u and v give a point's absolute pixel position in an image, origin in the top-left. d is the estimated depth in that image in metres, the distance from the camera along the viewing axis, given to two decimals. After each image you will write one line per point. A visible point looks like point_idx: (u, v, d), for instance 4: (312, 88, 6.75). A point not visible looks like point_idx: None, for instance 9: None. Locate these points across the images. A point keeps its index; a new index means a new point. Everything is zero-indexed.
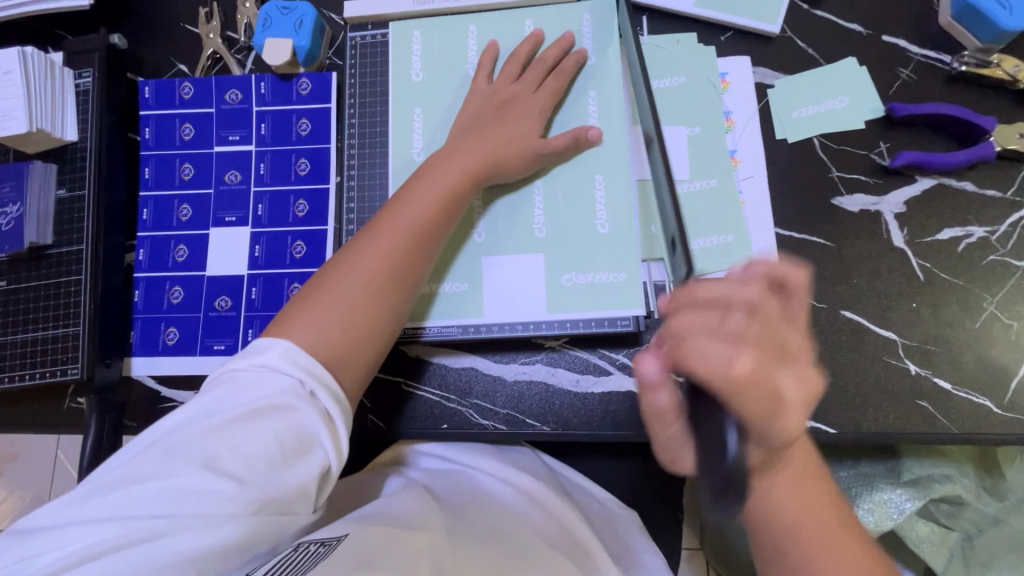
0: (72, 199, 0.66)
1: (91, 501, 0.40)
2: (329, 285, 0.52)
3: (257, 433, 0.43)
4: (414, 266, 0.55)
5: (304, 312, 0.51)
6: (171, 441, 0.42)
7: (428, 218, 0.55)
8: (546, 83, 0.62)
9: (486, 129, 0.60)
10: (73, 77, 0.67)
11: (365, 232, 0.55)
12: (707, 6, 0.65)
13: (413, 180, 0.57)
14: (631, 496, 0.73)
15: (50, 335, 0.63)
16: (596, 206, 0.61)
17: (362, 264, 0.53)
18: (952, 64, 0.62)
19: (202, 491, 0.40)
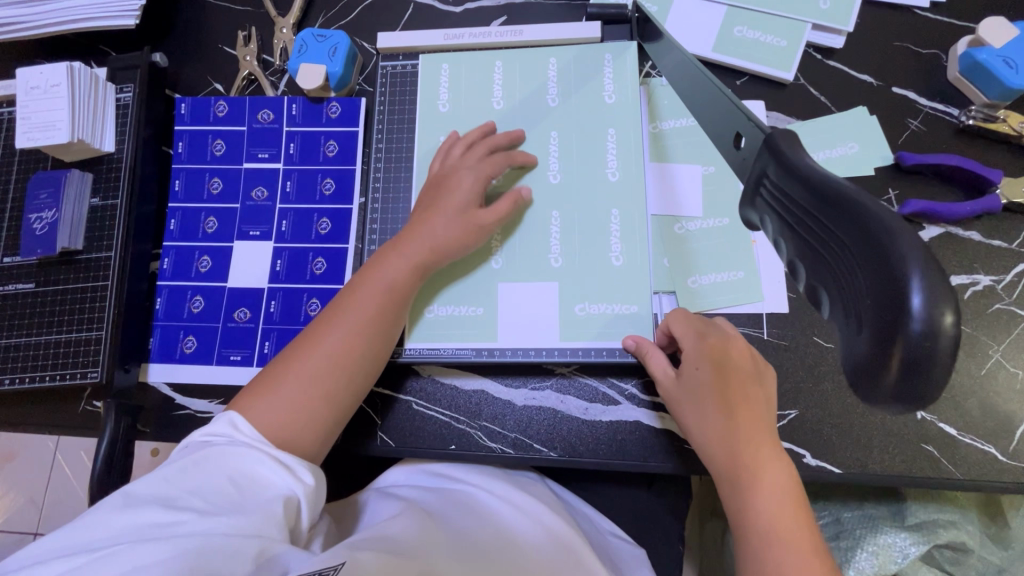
0: (105, 207, 0.68)
1: (57, 539, 0.41)
2: (272, 381, 0.53)
3: (212, 474, 0.45)
4: (360, 360, 0.55)
5: (246, 407, 0.51)
6: (131, 488, 0.44)
7: (376, 312, 0.56)
8: (490, 159, 0.63)
9: (433, 209, 0.60)
10: (115, 91, 0.70)
11: (313, 326, 0.56)
12: (724, 52, 0.68)
13: (369, 265, 0.59)
14: (634, 527, 0.72)
15: (74, 338, 0.65)
16: (611, 239, 0.63)
17: (306, 359, 0.53)
18: (960, 117, 0.65)
19: (162, 523, 0.42)
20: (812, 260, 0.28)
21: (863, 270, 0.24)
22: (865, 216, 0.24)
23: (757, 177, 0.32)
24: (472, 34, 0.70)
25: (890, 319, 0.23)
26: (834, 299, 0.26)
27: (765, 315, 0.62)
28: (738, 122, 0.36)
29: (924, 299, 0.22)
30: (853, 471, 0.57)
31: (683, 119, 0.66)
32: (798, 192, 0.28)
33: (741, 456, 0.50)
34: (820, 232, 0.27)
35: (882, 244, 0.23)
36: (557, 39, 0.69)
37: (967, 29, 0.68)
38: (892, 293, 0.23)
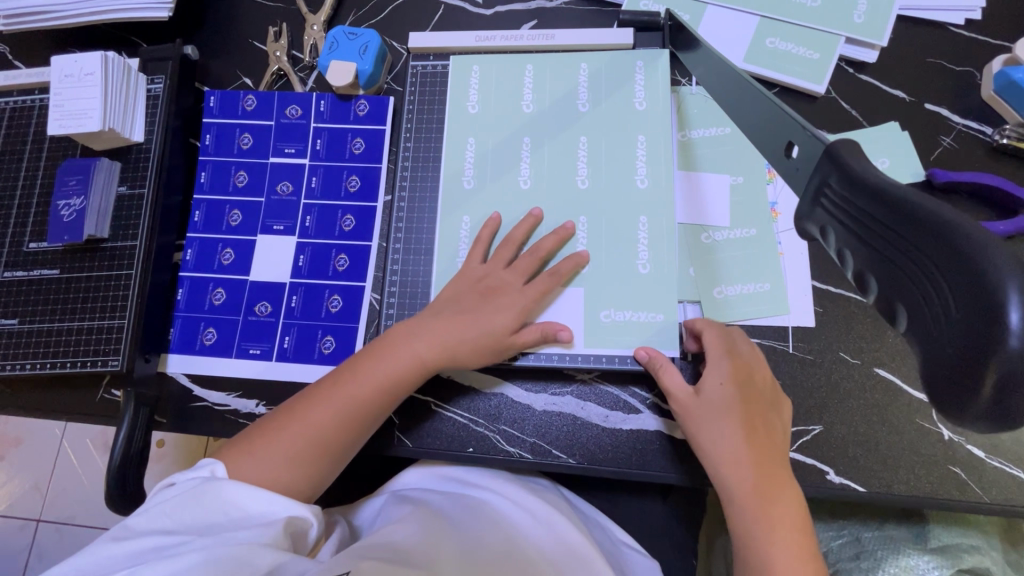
0: (132, 196, 0.68)
1: (72, 563, 0.45)
2: (260, 443, 0.53)
3: (202, 506, 0.47)
4: (342, 446, 0.55)
5: (232, 460, 0.52)
6: (131, 519, 0.47)
7: (374, 399, 0.56)
8: (539, 278, 0.61)
9: (462, 312, 0.60)
10: (146, 82, 0.71)
11: (309, 394, 0.56)
12: (756, 62, 0.68)
13: (381, 344, 0.59)
14: (649, 538, 0.71)
15: (95, 326, 0.65)
16: (639, 246, 0.63)
17: (291, 432, 0.54)
18: (994, 136, 0.64)
19: (166, 547, 0.45)
20: (888, 275, 0.27)
21: (951, 289, 0.23)
22: (954, 234, 0.23)
23: (816, 188, 0.32)
24: (503, 37, 0.70)
25: (983, 338, 0.22)
26: (912, 318, 0.26)
27: (791, 328, 0.61)
28: (791, 131, 0.36)
29: (1022, 317, 0.21)
30: (877, 491, 0.56)
31: (713, 128, 0.66)
32: (873, 208, 0.27)
33: (758, 478, 0.50)
34: (900, 250, 0.26)
35: (972, 262, 0.23)
36: (589, 44, 0.69)
37: (1002, 47, 0.67)
38: (986, 310, 0.22)
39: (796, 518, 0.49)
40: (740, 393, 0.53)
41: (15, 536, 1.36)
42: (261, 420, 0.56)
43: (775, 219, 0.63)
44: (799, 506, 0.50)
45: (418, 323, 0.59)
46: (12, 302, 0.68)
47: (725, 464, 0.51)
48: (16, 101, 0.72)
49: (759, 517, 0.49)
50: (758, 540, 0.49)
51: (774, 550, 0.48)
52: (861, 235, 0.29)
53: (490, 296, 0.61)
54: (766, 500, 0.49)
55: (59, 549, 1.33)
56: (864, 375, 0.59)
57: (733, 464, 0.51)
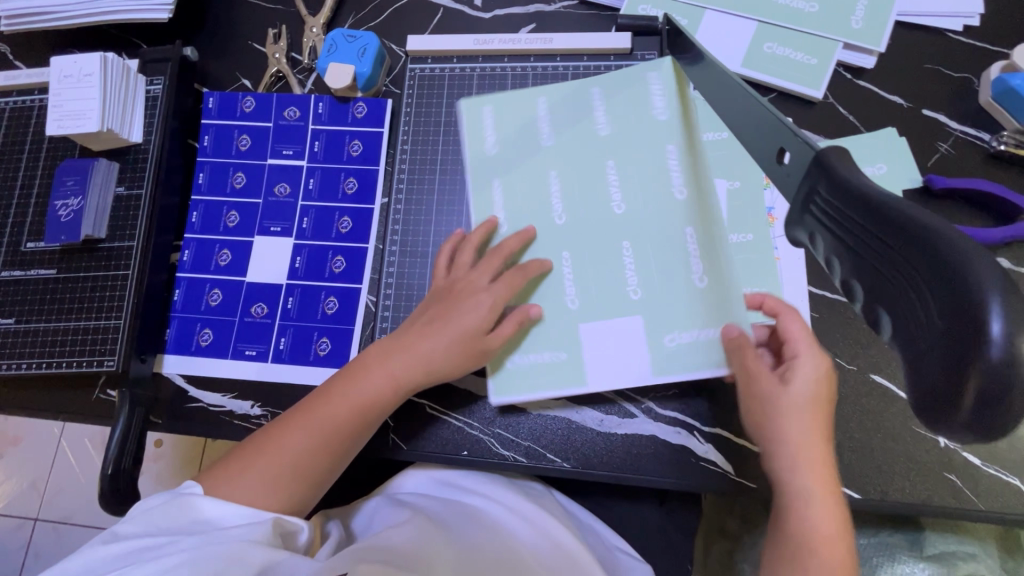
0: (130, 196, 0.69)
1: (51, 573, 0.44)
2: (235, 472, 0.52)
3: (193, 512, 0.48)
4: (315, 475, 0.54)
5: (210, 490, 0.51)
6: (118, 527, 0.47)
7: (348, 421, 0.55)
8: (505, 276, 0.59)
9: (430, 322, 0.58)
10: (145, 83, 0.71)
11: (285, 417, 0.55)
12: (754, 67, 0.68)
13: (354, 366, 0.57)
14: (644, 543, 0.71)
15: (91, 326, 0.65)
16: None
17: (266, 462, 0.52)
18: (991, 142, 0.64)
19: (153, 546, 0.45)
20: (871, 283, 0.27)
21: (934, 299, 0.23)
22: (936, 244, 0.23)
23: (806, 194, 0.32)
24: (502, 40, 0.70)
25: (965, 348, 0.22)
26: (895, 323, 0.26)
27: None
28: (782, 137, 0.36)
29: (1004, 327, 0.21)
30: (873, 498, 0.56)
31: (710, 132, 0.66)
32: (859, 216, 0.27)
33: (823, 480, 0.49)
34: (884, 258, 0.26)
35: (953, 272, 0.23)
36: (588, 49, 0.69)
37: (1000, 53, 0.67)
38: (967, 320, 0.22)
39: (837, 504, 0.48)
40: (823, 393, 0.50)
41: (12, 532, 1.36)
42: (236, 445, 0.54)
43: (771, 224, 0.64)
44: (842, 503, 0.49)
45: (390, 341, 0.58)
46: (10, 302, 0.68)
47: (779, 453, 0.50)
48: (15, 100, 0.72)
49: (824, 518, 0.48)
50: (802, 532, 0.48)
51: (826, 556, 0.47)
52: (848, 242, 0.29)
53: (455, 303, 0.58)
54: (815, 496, 0.48)
55: (54, 547, 1.33)
56: (860, 381, 0.59)
57: (786, 453, 0.49)
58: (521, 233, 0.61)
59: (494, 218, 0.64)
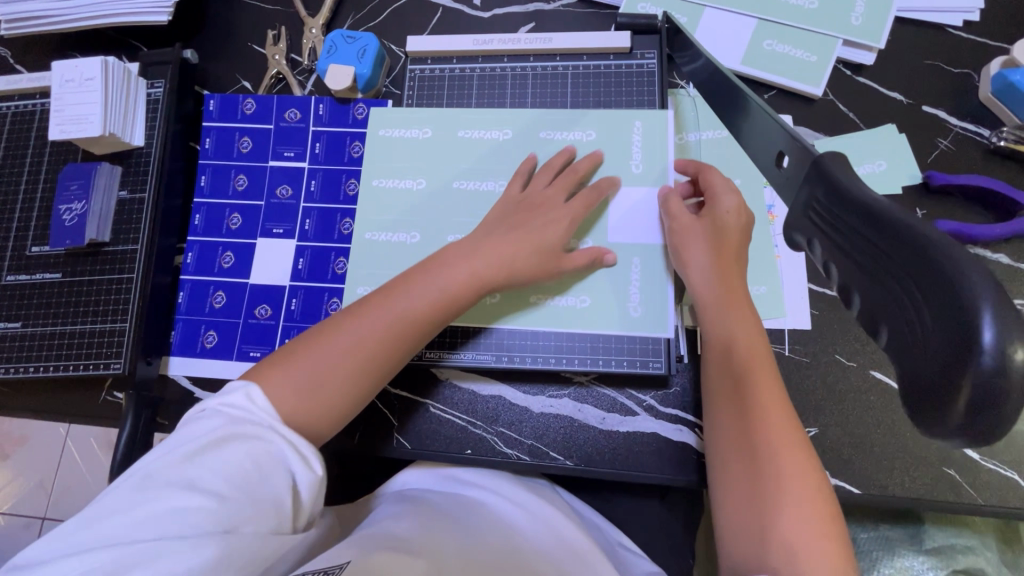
0: (133, 200, 0.69)
1: (81, 534, 0.40)
2: (311, 350, 0.52)
3: (234, 455, 0.44)
4: (388, 360, 0.53)
5: (284, 366, 0.50)
6: (152, 469, 0.43)
7: (427, 314, 0.54)
8: (579, 195, 0.60)
9: (512, 230, 0.58)
10: (146, 86, 0.71)
11: (370, 297, 0.55)
12: (753, 65, 0.68)
13: (433, 259, 0.57)
14: (646, 538, 0.72)
15: (96, 329, 0.66)
16: (631, 274, 0.61)
17: (343, 341, 0.52)
18: (991, 138, 0.64)
19: (184, 509, 0.41)
20: (866, 287, 0.27)
21: (928, 306, 0.24)
22: (925, 252, 0.24)
23: (806, 200, 0.32)
24: (501, 40, 0.70)
25: (957, 355, 0.22)
26: (892, 331, 0.26)
27: (787, 330, 0.61)
28: (781, 142, 0.36)
29: (996, 335, 0.21)
30: (873, 492, 0.57)
31: (709, 131, 0.67)
32: (859, 223, 0.28)
33: (728, 297, 0.54)
34: (880, 264, 0.26)
35: (945, 279, 0.23)
36: (587, 48, 0.69)
37: (1000, 48, 0.67)
38: (958, 328, 0.22)
39: (756, 328, 0.52)
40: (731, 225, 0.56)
41: (23, 531, 1.38)
42: (313, 328, 0.55)
43: (772, 221, 0.64)
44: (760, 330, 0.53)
45: (471, 242, 0.58)
46: (16, 305, 0.69)
47: (697, 278, 0.55)
48: (18, 105, 0.72)
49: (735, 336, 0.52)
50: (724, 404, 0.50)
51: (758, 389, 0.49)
52: (845, 250, 0.29)
53: (537, 215, 0.59)
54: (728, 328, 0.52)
55: None
56: (860, 377, 0.59)
57: (703, 274, 0.55)
58: (590, 156, 0.62)
59: (572, 146, 0.64)
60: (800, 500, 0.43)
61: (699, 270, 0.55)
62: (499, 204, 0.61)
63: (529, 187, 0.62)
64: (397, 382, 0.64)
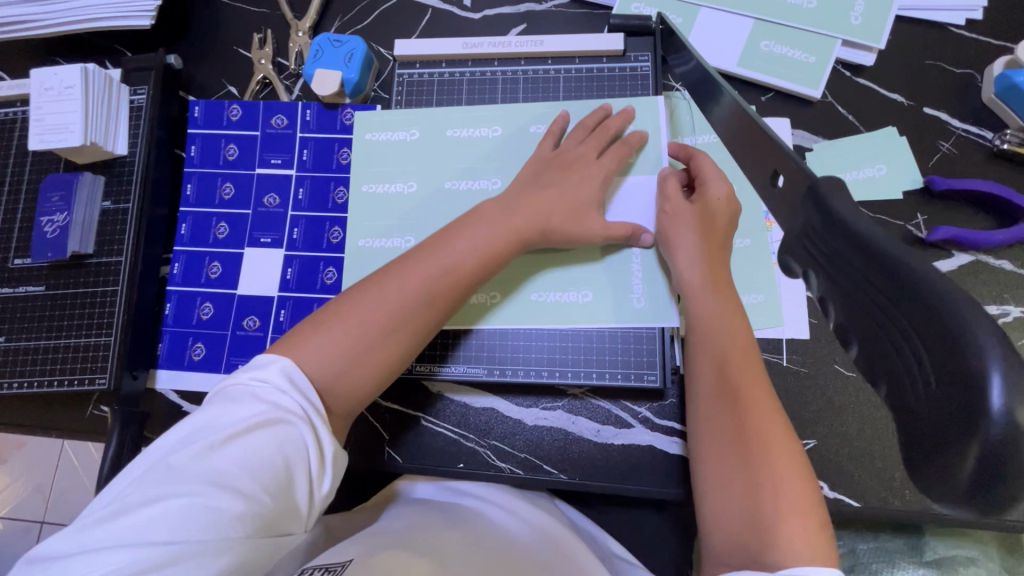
0: (117, 211, 0.67)
1: (106, 525, 0.40)
2: (348, 308, 0.52)
3: (261, 445, 0.44)
4: (423, 317, 0.53)
5: (322, 327, 0.51)
6: (176, 460, 0.43)
7: (459, 272, 0.54)
8: (610, 150, 0.61)
9: (546, 187, 0.59)
10: (129, 93, 0.69)
11: (404, 256, 0.56)
12: (750, 67, 0.66)
13: (465, 218, 0.58)
14: (643, 549, 0.71)
15: (82, 343, 0.65)
16: (631, 278, 0.60)
17: (379, 298, 0.52)
18: (994, 141, 0.62)
19: (211, 504, 0.41)
20: (866, 330, 0.26)
21: (936, 363, 0.23)
22: (938, 309, 0.23)
23: (802, 228, 0.31)
24: (491, 43, 0.69)
25: (966, 417, 0.22)
26: (893, 381, 0.25)
27: (786, 340, 0.60)
28: (778, 160, 0.35)
29: (1004, 399, 0.21)
30: (872, 506, 0.56)
31: (699, 136, 0.65)
32: (858, 262, 0.26)
33: (714, 280, 0.54)
34: (885, 311, 0.25)
35: (956, 338, 0.22)
36: (580, 51, 0.67)
37: (1003, 48, 0.65)
38: (970, 391, 0.22)
39: (739, 317, 0.52)
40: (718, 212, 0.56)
41: (21, 537, 1.37)
42: (348, 288, 0.55)
43: (769, 227, 0.62)
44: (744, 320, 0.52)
45: (503, 199, 0.58)
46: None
47: (683, 263, 0.56)
48: None
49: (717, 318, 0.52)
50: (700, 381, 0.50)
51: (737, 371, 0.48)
52: (843, 284, 0.28)
53: (569, 172, 0.60)
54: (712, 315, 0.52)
55: None
56: (859, 388, 0.58)
57: (689, 260, 0.55)
58: (623, 113, 0.63)
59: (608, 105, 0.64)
60: (779, 485, 0.42)
61: (685, 255, 0.55)
62: (531, 160, 0.61)
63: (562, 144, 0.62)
64: (386, 394, 0.63)
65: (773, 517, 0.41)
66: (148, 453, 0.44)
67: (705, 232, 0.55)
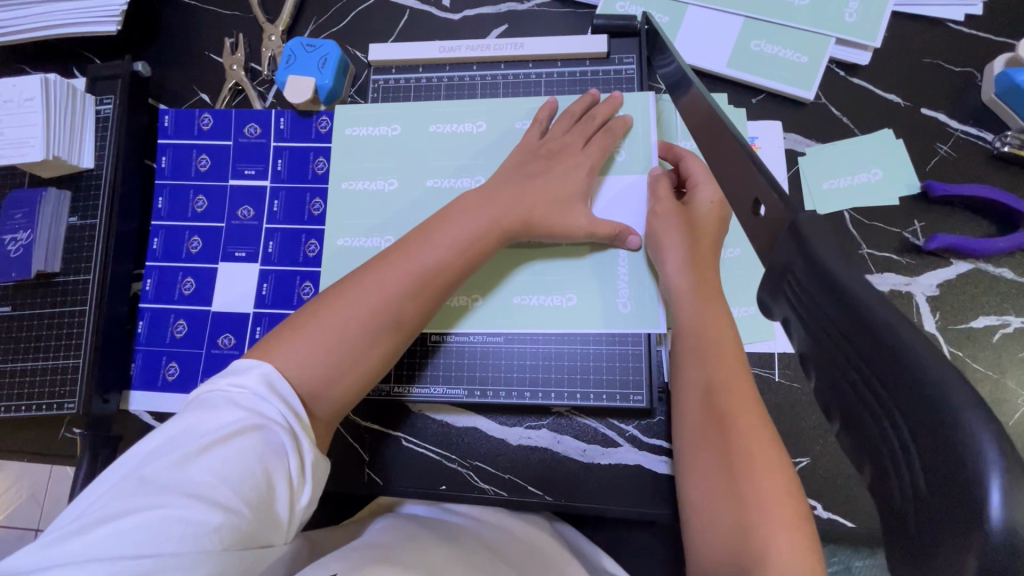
0: (84, 227, 0.65)
1: (71, 541, 0.36)
2: (326, 308, 0.49)
3: (239, 454, 0.41)
4: (407, 313, 0.51)
5: (297, 330, 0.48)
6: (148, 471, 0.39)
7: (445, 264, 0.52)
8: (596, 138, 0.59)
9: (532, 177, 0.57)
10: (95, 103, 0.67)
11: (385, 252, 0.53)
12: (740, 68, 0.63)
13: (444, 210, 0.55)
14: (634, 567, 0.69)
15: (51, 365, 0.63)
16: (618, 283, 0.58)
17: (359, 296, 0.50)
18: (995, 143, 0.60)
19: (182, 519, 0.37)
20: (848, 409, 0.23)
21: (921, 454, 0.20)
22: (925, 393, 0.19)
23: (781, 267, 0.28)
24: (470, 46, 0.66)
25: (954, 524, 0.18)
26: (879, 474, 0.22)
27: (777, 354, 0.58)
28: (758, 190, 0.33)
29: (1004, 508, 0.17)
30: (866, 526, 0.54)
31: (684, 140, 0.63)
32: (842, 321, 0.23)
33: (700, 284, 0.52)
34: (865, 385, 0.22)
35: (947, 427, 0.19)
36: (562, 54, 0.65)
37: (1004, 44, 0.63)
38: (959, 494, 0.18)
39: (727, 323, 0.50)
40: (709, 216, 0.55)
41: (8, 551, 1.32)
42: (324, 290, 0.52)
43: None
44: (732, 325, 0.50)
45: (484, 192, 0.56)
46: None
47: (672, 267, 0.53)
48: None
49: (704, 319, 0.50)
50: (685, 390, 0.48)
51: (721, 378, 0.46)
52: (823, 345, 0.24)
53: (555, 160, 0.58)
54: (699, 321, 0.50)
55: None
56: None
57: (677, 263, 0.53)
58: (611, 99, 0.61)
59: (595, 91, 0.62)
60: (764, 496, 0.39)
61: (676, 257, 0.53)
62: (516, 149, 0.59)
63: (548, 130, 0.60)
64: (365, 414, 0.61)
65: (759, 531, 0.38)
66: (119, 462, 0.41)
67: (693, 235, 0.54)
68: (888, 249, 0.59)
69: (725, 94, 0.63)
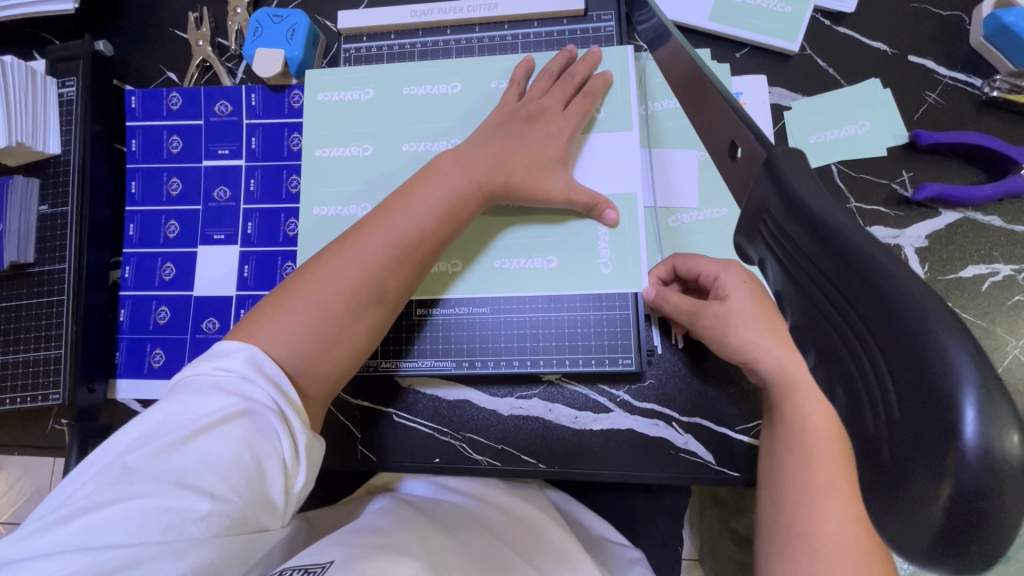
0: (55, 215, 0.63)
1: (56, 530, 0.36)
2: (304, 282, 0.48)
3: (226, 441, 0.40)
4: (389, 284, 0.50)
5: (277, 307, 0.47)
6: (133, 459, 0.39)
7: (426, 233, 0.51)
8: (575, 101, 0.57)
9: (510, 139, 0.55)
10: (56, 85, 0.64)
11: (363, 221, 0.52)
12: (723, 21, 0.61)
13: (421, 174, 0.54)
14: (632, 531, 0.70)
15: (33, 358, 0.62)
16: (599, 245, 0.57)
17: (338, 269, 0.49)
18: (983, 88, 0.58)
19: (170, 509, 0.37)
20: (822, 346, 0.21)
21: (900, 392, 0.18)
22: (907, 326, 0.18)
23: (756, 209, 0.26)
24: (441, 10, 0.64)
25: (928, 453, 0.17)
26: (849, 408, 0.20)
27: None
28: (736, 131, 0.32)
29: (977, 423, 0.16)
30: None
31: (666, 99, 0.61)
32: (819, 255, 0.22)
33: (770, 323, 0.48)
34: (845, 319, 0.20)
35: (916, 344, 0.18)
36: (537, 13, 0.63)
37: None
38: (933, 418, 0.17)
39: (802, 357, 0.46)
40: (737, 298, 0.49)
41: None
42: (303, 265, 0.51)
43: None
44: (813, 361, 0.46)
45: (460, 154, 0.54)
46: None
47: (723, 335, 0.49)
48: None
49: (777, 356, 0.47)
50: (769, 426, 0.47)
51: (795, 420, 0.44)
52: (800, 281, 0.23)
53: (536, 123, 0.56)
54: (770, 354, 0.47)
55: None
56: None
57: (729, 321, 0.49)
58: (588, 56, 0.59)
59: (572, 47, 0.60)
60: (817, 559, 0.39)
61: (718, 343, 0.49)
62: (495, 111, 0.57)
63: (526, 93, 0.58)
64: (355, 391, 0.61)
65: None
66: (103, 449, 0.40)
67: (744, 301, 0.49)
68: (876, 201, 0.58)
69: (708, 49, 0.61)
